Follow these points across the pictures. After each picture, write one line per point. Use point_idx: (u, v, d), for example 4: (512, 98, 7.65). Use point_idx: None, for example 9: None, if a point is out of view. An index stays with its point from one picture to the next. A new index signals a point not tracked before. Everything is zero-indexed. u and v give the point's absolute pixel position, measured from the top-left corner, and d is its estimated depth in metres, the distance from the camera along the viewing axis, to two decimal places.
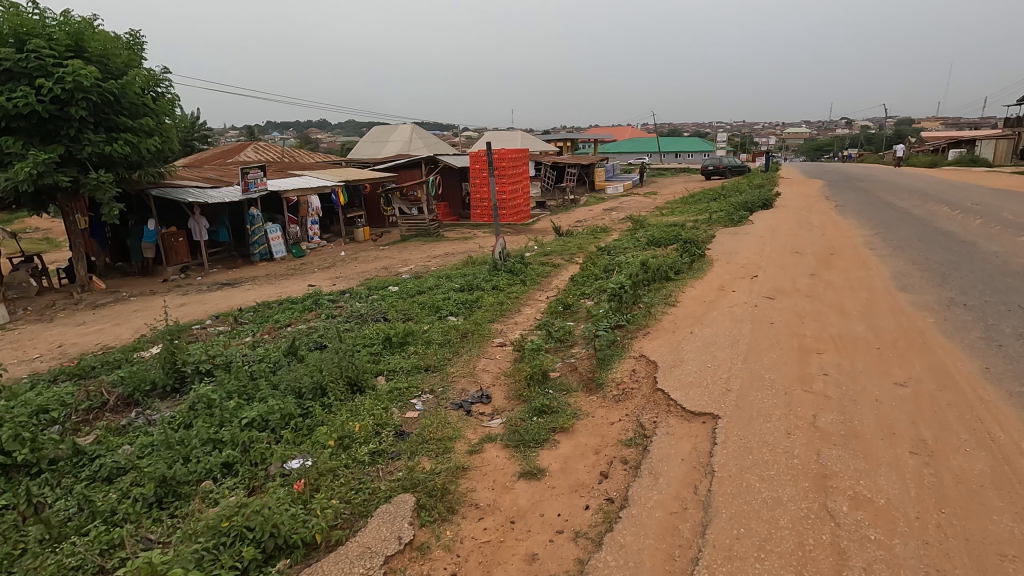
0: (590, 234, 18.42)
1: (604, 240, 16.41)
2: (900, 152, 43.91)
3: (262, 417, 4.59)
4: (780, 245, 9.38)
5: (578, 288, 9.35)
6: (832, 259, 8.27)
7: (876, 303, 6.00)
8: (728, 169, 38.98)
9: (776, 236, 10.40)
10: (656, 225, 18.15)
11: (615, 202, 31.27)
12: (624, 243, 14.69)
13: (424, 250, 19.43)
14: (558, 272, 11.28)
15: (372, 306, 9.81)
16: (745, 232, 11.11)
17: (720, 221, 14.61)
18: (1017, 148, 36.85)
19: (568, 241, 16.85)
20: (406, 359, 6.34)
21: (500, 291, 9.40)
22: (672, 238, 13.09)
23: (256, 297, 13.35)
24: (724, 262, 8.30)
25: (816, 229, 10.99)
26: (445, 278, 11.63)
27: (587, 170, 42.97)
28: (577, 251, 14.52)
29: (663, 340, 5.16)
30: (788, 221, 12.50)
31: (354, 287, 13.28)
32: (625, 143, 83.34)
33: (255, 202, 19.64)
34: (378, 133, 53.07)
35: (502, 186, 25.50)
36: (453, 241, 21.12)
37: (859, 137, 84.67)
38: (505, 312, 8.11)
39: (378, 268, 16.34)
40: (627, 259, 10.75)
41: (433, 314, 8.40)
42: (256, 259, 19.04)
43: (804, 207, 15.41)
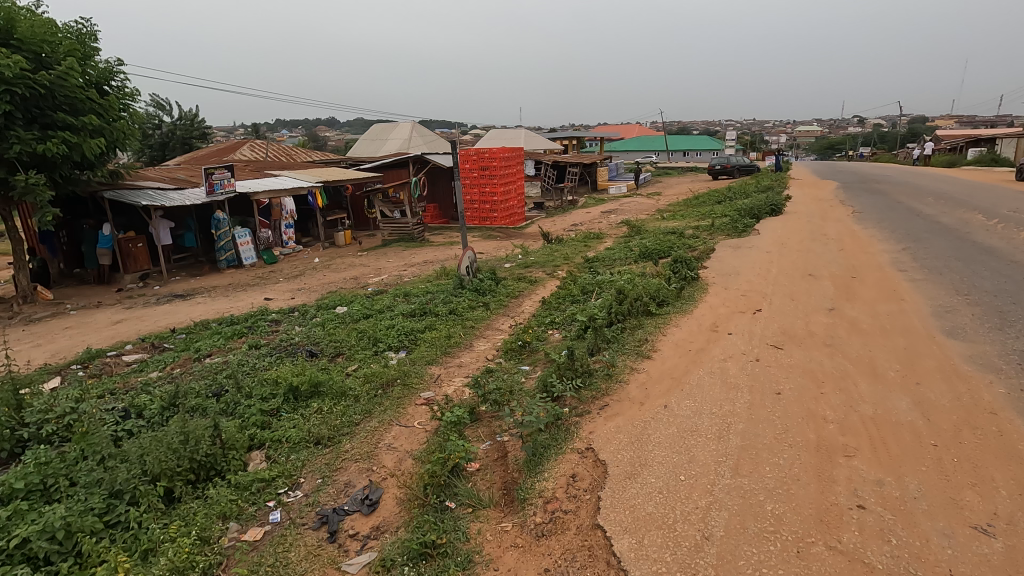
0: (581, 241, 16.92)
1: (595, 248, 14.96)
2: (916, 152, 42.06)
3: (33, 540, 3.15)
4: (790, 265, 7.83)
5: (548, 316, 7.87)
6: (854, 285, 6.73)
7: (920, 356, 4.48)
8: (736, 169, 37.31)
9: (786, 252, 8.82)
10: (654, 232, 16.67)
11: (615, 203, 29.72)
12: (615, 253, 13.17)
13: (403, 257, 18.06)
14: (533, 291, 9.81)
15: (309, 332, 8.37)
16: (749, 246, 9.55)
17: (722, 230, 13.06)
18: None
19: (555, 249, 15.42)
20: (302, 423, 4.90)
21: (455, 318, 7.94)
22: (666, 250, 11.59)
23: (202, 312, 12.04)
24: (722, 289, 6.79)
25: (833, 243, 9.42)
26: (405, 295, 10.22)
27: (589, 169, 41.44)
28: (562, 262, 13.04)
29: (624, 421, 3.67)
30: (799, 231, 10.92)
31: (311, 303, 11.92)
32: (632, 141, 81.66)
33: (222, 205, 18.27)
34: (378, 131, 51.95)
35: (494, 187, 24.05)
36: (436, 247, 19.73)
37: (873, 135, 82.28)
38: (451, 349, 6.66)
39: (348, 278, 14.99)
40: (611, 277, 9.28)
41: (368, 351, 6.94)
42: (223, 266, 17.70)
43: (817, 213, 13.79)
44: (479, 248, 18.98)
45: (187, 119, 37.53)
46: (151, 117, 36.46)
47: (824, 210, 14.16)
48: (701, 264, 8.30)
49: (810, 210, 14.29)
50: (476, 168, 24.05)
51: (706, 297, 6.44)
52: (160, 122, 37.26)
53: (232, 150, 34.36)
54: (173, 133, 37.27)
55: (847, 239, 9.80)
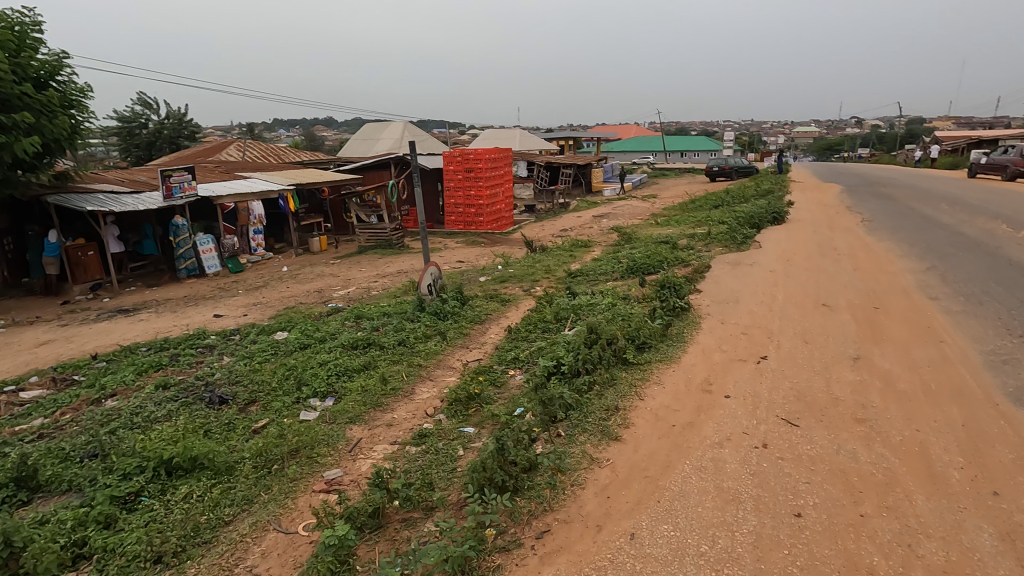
0: (568, 250, 15.70)
1: (581, 259, 13.78)
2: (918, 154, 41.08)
3: None
4: (799, 290, 6.62)
5: (511, 351, 6.62)
6: (879, 319, 5.52)
7: (989, 441, 3.26)
8: (734, 170, 36.21)
9: (793, 271, 7.61)
10: (645, 240, 15.50)
11: (609, 206, 28.57)
12: (601, 266, 11.95)
13: (377, 266, 16.83)
14: (503, 315, 8.57)
15: (233, 366, 7.10)
16: (749, 264, 8.35)
17: (718, 242, 11.83)
18: None
19: (539, 260, 14.24)
20: (156, 522, 3.65)
21: (402, 353, 6.69)
22: (658, 263, 10.35)
23: (141, 331, 10.80)
24: (718, 324, 5.58)
25: (845, 259, 8.22)
26: (359, 316, 9.00)
27: (584, 170, 40.30)
28: (543, 275, 11.86)
29: (568, 569, 2.46)
30: (805, 245, 9.72)
31: (262, 321, 10.70)
32: (630, 142, 80.56)
33: (182, 210, 17.01)
34: (370, 132, 50.82)
35: (479, 190, 22.82)
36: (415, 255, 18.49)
37: (873, 136, 81.40)
38: (385, 399, 5.40)
39: (311, 292, 13.74)
40: (590, 299, 8.07)
41: (287, 399, 5.69)
42: (182, 276, 16.43)
43: (823, 222, 12.58)
44: (459, 257, 17.76)
45: (175, 118, 36.22)
46: (136, 116, 35.12)
47: (830, 218, 12.96)
48: (695, 288, 7.08)
49: (815, 218, 13.09)
50: (461, 170, 22.80)
51: (698, 337, 5.22)
52: (146, 121, 35.88)
53: (218, 151, 33.15)
54: (159, 132, 35.93)
55: (862, 254, 8.59)
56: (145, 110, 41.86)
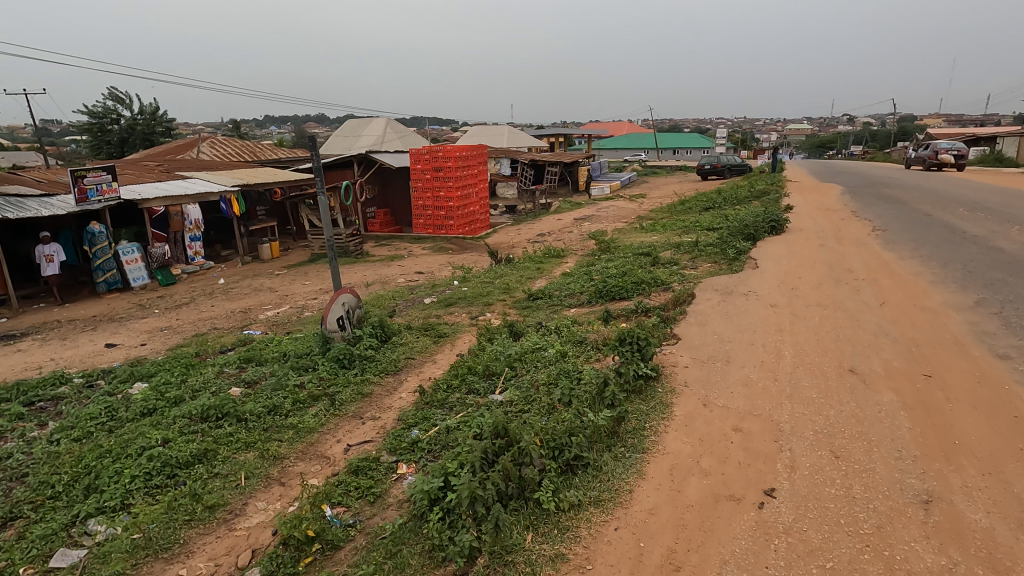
0: (538, 261, 13.84)
1: (549, 273, 12.00)
2: None
3: None
4: (811, 341, 4.79)
5: (412, 430, 4.73)
6: (937, 400, 3.70)
7: None
8: (726, 169, 34.60)
9: (800, 308, 5.79)
10: (625, 248, 13.74)
11: (594, 207, 26.84)
12: (568, 285, 10.12)
13: (323, 278, 14.90)
14: (429, 359, 6.66)
15: (38, 442, 5.12)
16: (744, 294, 6.51)
17: (707, 257, 9.98)
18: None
19: (503, 273, 12.46)
20: None
21: (261, 433, 4.77)
22: (632, 285, 8.46)
23: (6, 368, 8.84)
24: (700, 410, 3.71)
25: (866, 289, 6.42)
26: (251, 358, 7.06)
27: (570, 169, 38.59)
28: (501, 295, 10.04)
29: None
30: (811, 264, 7.88)
31: (152, 357, 8.78)
32: (621, 138, 78.91)
33: (102, 214, 14.97)
34: (351, 128, 48.93)
35: (449, 191, 20.89)
36: (371, 265, 16.61)
37: (866, 133, 80.14)
38: (188, 534, 3.49)
39: (235, 314, 11.80)
40: (537, 343, 6.22)
41: (52, 523, 3.74)
42: (101, 290, 14.40)
43: (828, 232, 10.75)
44: (419, 267, 15.84)
45: (148, 114, 34.04)
46: (108, 113, 32.84)
47: (836, 227, 11.16)
48: (669, 339, 5.23)
49: (818, 227, 11.27)
50: (428, 168, 20.82)
51: (667, 440, 3.36)
52: (118, 116, 33.63)
53: (190, 147, 31.12)
54: (131, 128, 33.76)
55: (884, 280, 6.80)
56: (116, 104, 39.65)
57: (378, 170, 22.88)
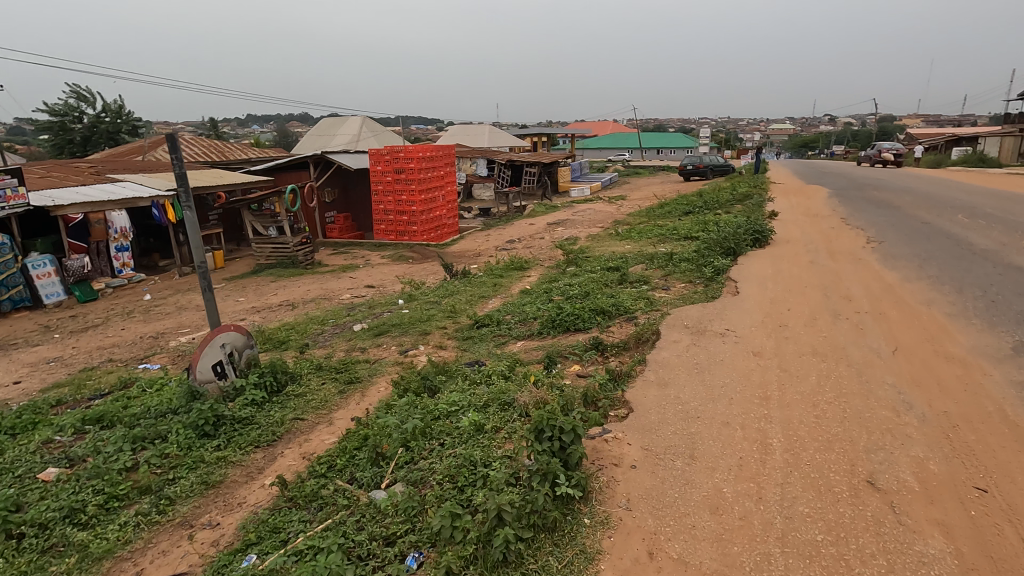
0: (498, 275, 12.44)
1: (507, 291, 10.66)
2: (914, 152, 39.93)
3: None
4: (810, 421, 3.44)
5: (247, 555, 3.31)
6: (1010, 548, 2.37)
7: None
8: (709, 169, 33.62)
9: (790, 359, 4.47)
10: (595, 260, 12.44)
11: (571, 210, 25.58)
12: (522, 308, 8.78)
13: (260, 293, 13.36)
14: (322, 421, 5.21)
15: None
16: (719, 334, 5.18)
17: (681, 275, 8.65)
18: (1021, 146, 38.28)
19: (456, 289, 11.09)
20: None
21: (28, 564, 3.32)
22: (591, 313, 7.09)
23: None
24: (642, 569, 2.40)
25: (871, 327, 5.12)
26: (100, 416, 5.55)
27: (549, 169, 37.34)
28: (444, 320, 8.65)
29: None
30: (802, 288, 6.60)
31: (14, 402, 7.25)
32: (604, 138, 77.95)
33: (9, 222, 13.10)
34: (326, 127, 47.29)
35: (412, 194, 19.41)
36: (320, 277, 15.13)
37: (848, 133, 80.05)
38: None
39: (145, 340, 10.23)
40: (456, 401, 4.84)
41: None
42: (5, 309, 12.59)
43: (818, 244, 9.50)
44: (372, 280, 14.40)
45: (114, 111, 31.97)
46: (70, 110, 30.67)
47: (826, 238, 9.92)
48: (615, 414, 3.88)
49: (807, 238, 10.01)
50: (389, 170, 19.33)
51: None
52: (82, 115, 31.47)
53: (154, 147, 29.13)
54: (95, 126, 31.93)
55: (891, 313, 5.52)
56: (79, 101, 37.65)
57: (338, 172, 21.31)
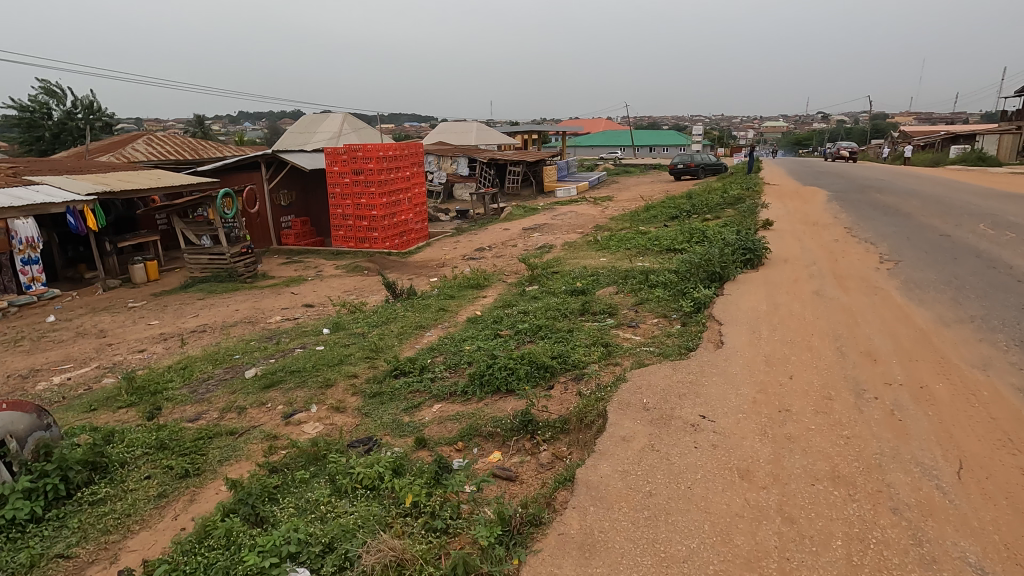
0: (451, 293, 10.73)
1: (453, 317, 8.97)
2: (911, 150, 38.82)
3: None
4: None
5: None
6: None
7: None
8: (701, 168, 32.12)
9: (797, 490, 2.81)
10: (563, 276, 10.76)
11: (552, 213, 23.97)
12: (459, 349, 7.09)
13: (179, 316, 11.60)
14: (99, 561, 3.49)
15: None
16: (689, 429, 3.49)
17: (654, 307, 6.96)
18: (1020, 145, 37.19)
19: (396, 314, 9.40)
20: None
21: None
22: (530, 364, 5.33)
23: None
24: None
25: (915, 417, 3.46)
26: None
27: (534, 168, 35.73)
28: (361, 362, 6.95)
29: None
30: (807, 336, 4.93)
31: None
32: (596, 135, 76.26)
33: None
34: (306, 124, 45.35)
35: (372, 198, 17.66)
36: (257, 292, 13.38)
37: (842, 130, 78.90)
38: None
39: (11, 380, 8.44)
40: (284, 545, 3.13)
41: None
42: None
43: (822, 265, 7.84)
44: (314, 297, 12.67)
45: (86, 106, 29.79)
46: (41, 105, 28.42)
47: (830, 257, 8.29)
48: None
49: (809, 256, 8.35)
50: (347, 171, 17.58)
51: None
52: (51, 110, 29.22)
53: (121, 146, 26.98)
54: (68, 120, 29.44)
55: (937, 388, 3.86)
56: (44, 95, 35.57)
57: (294, 172, 19.52)
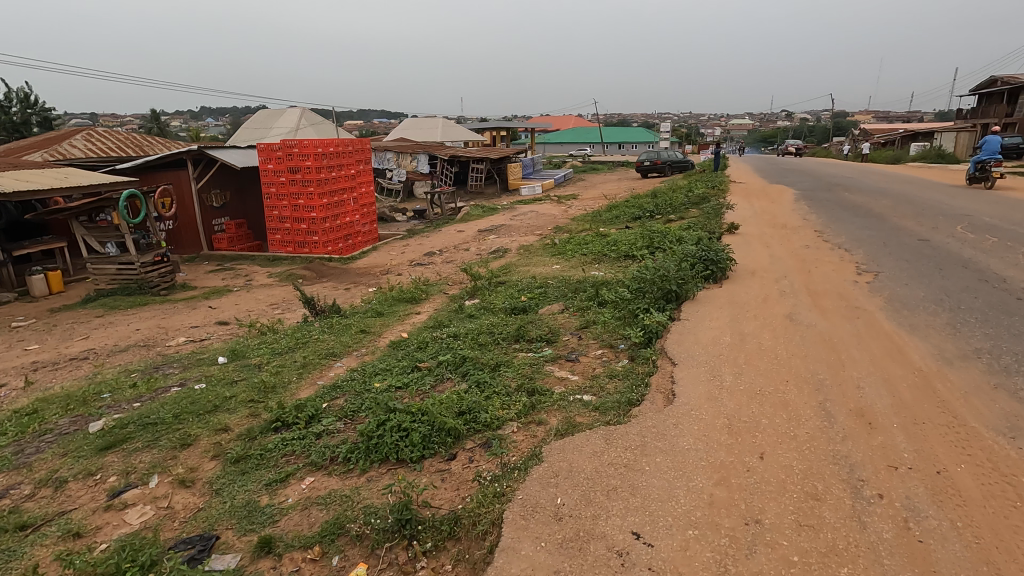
0: (382, 308, 9.43)
1: (374, 341, 7.67)
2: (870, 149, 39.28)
3: None
4: None
5: None
6: None
7: None
8: (667, 165, 31.46)
9: None
10: (508, 288, 9.54)
11: (513, 212, 22.81)
12: (366, 388, 5.82)
13: (64, 338, 9.98)
14: None
15: None
16: (613, 565, 2.32)
17: (600, 334, 5.82)
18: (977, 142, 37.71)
19: (310, 336, 8.05)
20: None
21: None
22: (429, 423, 4.08)
23: None
24: None
25: (941, 536, 2.37)
26: None
27: (498, 165, 34.54)
28: (241, 408, 5.60)
29: None
30: (782, 384, 3.84)
31: None
32: (565, 132, 75.48)
33: None
34: (263, 119, 43.16)
35: (310, 199, 16.11)
36: (169, 307, 11.80)
37: (805, 128, 79.97)
38: None
39: None
40: None
41: None
42: None
43: (795, 278, 6.81)
44: (231, 313, 11.18)
45: (22, 97, 27.31)
46: None
47: (804, 268, 7.28)
48: None
49: (779, 267, 7.32)
50: (283, 169, 16.05)
51: None
52: None
53: (48, 141, 24.65)
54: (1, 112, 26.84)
55: (960, 476, 2.79)
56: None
57: (226, 171, 17.86)
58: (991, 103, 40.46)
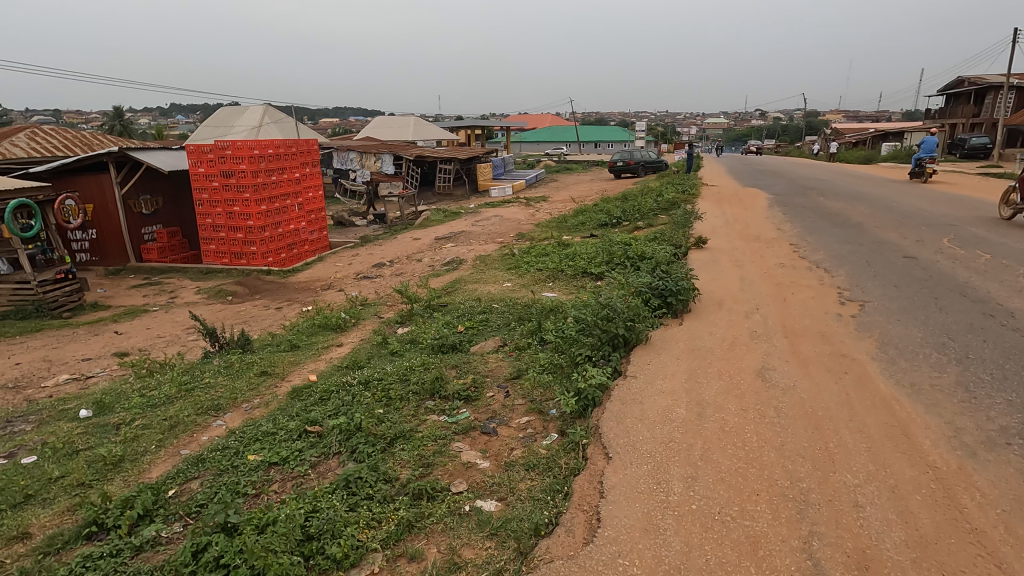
0: (302, 337, 8.16)
1: (276, 385, 6.40)
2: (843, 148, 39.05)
3: None
4: None
5: None
6: None
7: None
8: (640, 165, 30.59)
9: None
10: (448, 312, 8.35)
11: (477, 216, 21.62)
12: (231, 464, 4.54)
13: None
14: None
15: None
16: None
17: (529, 391, 4.66)
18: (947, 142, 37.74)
19: (203, 378, 6.73)
20: None
21: None
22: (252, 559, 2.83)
23: None
24: None
25: None
26: None
27: (467, 165, 33.30)
28: (60, 499, 4.27)
29: None
30: (752, 502, 2.73)
31: None
32: (541, 131, 74.47)
33: None
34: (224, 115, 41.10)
35: (246, 206, 14.63)
36: (68, 333, 10.32)
37: (779, 127, 80.34)
38: None
39: None
40: None
41: None
42: None
43: (768, 310, 5.74)
44: (138, 340, 9.76)
45: None
46: None
47: (778, 295, 6.23)
48: None
49: (750, 295, 6.25)
50: (215, 174, 14.55)
51: None
52: None
53: None
54: None
55: None
56: None
57: (156, 175, 16.26)
58: (958, 103, 40.66)
